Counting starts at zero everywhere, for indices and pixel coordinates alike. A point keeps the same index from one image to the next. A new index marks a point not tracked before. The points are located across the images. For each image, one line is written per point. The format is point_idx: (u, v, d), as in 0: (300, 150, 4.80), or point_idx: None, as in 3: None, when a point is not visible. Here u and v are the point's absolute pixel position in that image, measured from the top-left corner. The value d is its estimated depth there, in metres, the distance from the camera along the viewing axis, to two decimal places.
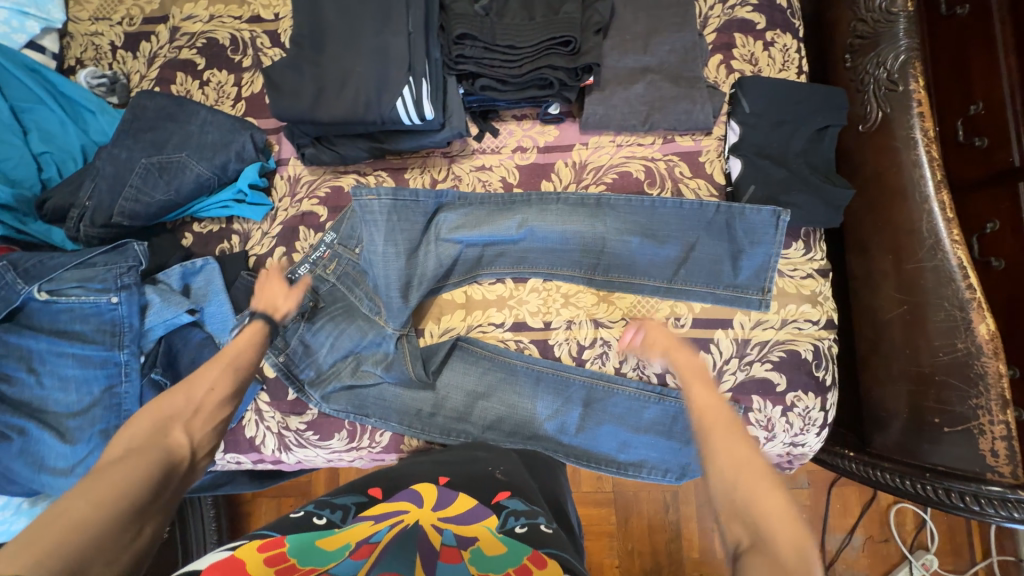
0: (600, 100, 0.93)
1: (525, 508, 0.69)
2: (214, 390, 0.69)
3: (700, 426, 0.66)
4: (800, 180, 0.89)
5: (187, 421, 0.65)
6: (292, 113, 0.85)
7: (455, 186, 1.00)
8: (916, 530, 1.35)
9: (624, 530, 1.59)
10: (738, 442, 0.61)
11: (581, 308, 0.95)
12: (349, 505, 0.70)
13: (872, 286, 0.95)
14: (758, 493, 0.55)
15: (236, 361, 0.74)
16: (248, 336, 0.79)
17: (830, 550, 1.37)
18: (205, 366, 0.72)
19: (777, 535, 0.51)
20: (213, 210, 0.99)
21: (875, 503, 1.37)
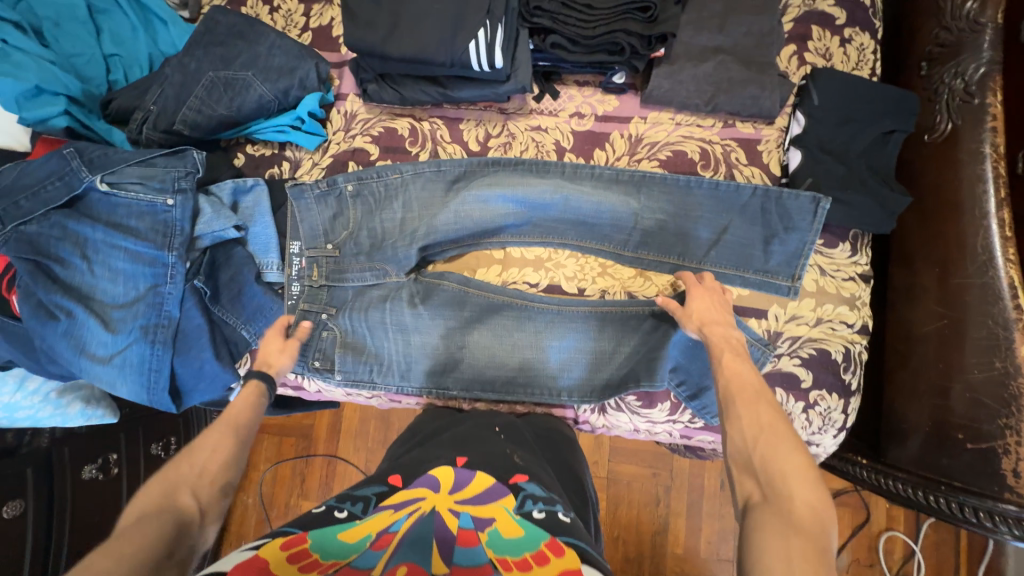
0: (668, 74, 0.93)
1: (544, 493, 0.66)
2: (215, 455, 0.63)
3: (726, 395, 0.67)
4: (858, 180, 0.88)
5: (186, 493, 0.58)
6: (363, 43, 0.86)
7: (508, 143, 1.00)
8: (903, 560, 1.35)
9: (611, 516, 1.61)
10: (759, 411, 0.63)
11: (617, 279, 0.95)
12: (371, 496, 0.66)
13: (912, 299, 0.94)
14: (777, 451, 0.58)
15: (234, 430, 0.68)
16: (246, 395, 0.75)
17: None
18: (206, 433, 0.66)
19: (793, 495, 0.54)
20: (269, 133, 1.00)
21: (868, 527, 1.37)
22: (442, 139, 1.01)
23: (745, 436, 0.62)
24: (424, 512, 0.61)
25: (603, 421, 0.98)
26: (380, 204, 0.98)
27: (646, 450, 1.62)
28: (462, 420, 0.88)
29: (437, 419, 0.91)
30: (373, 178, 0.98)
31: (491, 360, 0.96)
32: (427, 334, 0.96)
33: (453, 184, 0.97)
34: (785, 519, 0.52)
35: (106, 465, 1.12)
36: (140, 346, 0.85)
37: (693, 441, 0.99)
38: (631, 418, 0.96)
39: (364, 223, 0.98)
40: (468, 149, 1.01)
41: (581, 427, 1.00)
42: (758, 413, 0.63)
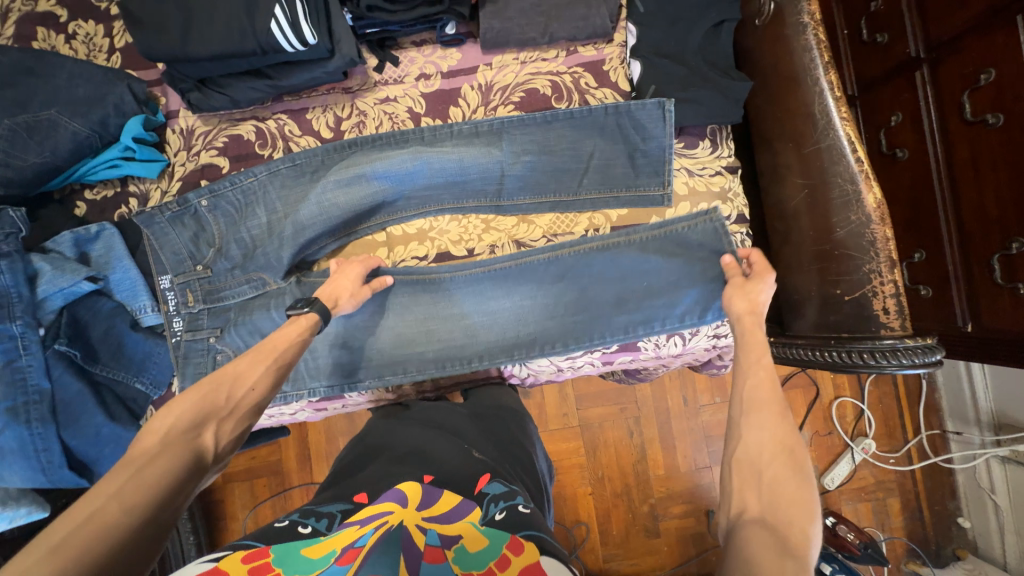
0: (495, 13, 0.90)
1: (506, 490, 0.64)
2: (254, 391, 0.65)
3: (746, 404, 0.66)
4: (700, 75, 0.90)
5: (223, 421, 0.60)
6: (161, 50, 0.79)
7: (362, 122, 0.97)
8: (855, 421, 1.46)
9: (593, 460, 1.66)
10: (780, 428, 0.62)
11: (502, 231, 0.95)
12: (337, 512, 0.60)
13: (779, 179, 0.99)
14: (784, 476, 0.57)
15: (282, 361, 0.69)
16: (302, 327, 0.75)
17: None
18: (250, 361, 0.66)
19: (791, 521, 0.52)
20: (102, 171, 0.92)
21: (818, 401, 1.47)
22: (292, 134, 0.96)
23: (751, 449, 0.61)
24: (391, 527, 0.56)
25: (527, 370, 0.99)
26: (242, 215, 0.93)
27: (608, 389, 1.67)
28: (409, 416, 0.84)
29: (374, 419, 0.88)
30: (228, 189, 0.92)
31: (404, 340, 0.95)
32: (331, 331, 0.93)
33: (314, 175, 0.93)
34: (777, 538, 0.51)
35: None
36: (14, 429, 0.78)
37: (617, 364, 1.01)
38: (551, 359, 0.97)
39: (231, 236, 0.93)
40: (321, 138, 0.96)
41: (509, 381, 1.01)
42: (773, 428, 0.62)
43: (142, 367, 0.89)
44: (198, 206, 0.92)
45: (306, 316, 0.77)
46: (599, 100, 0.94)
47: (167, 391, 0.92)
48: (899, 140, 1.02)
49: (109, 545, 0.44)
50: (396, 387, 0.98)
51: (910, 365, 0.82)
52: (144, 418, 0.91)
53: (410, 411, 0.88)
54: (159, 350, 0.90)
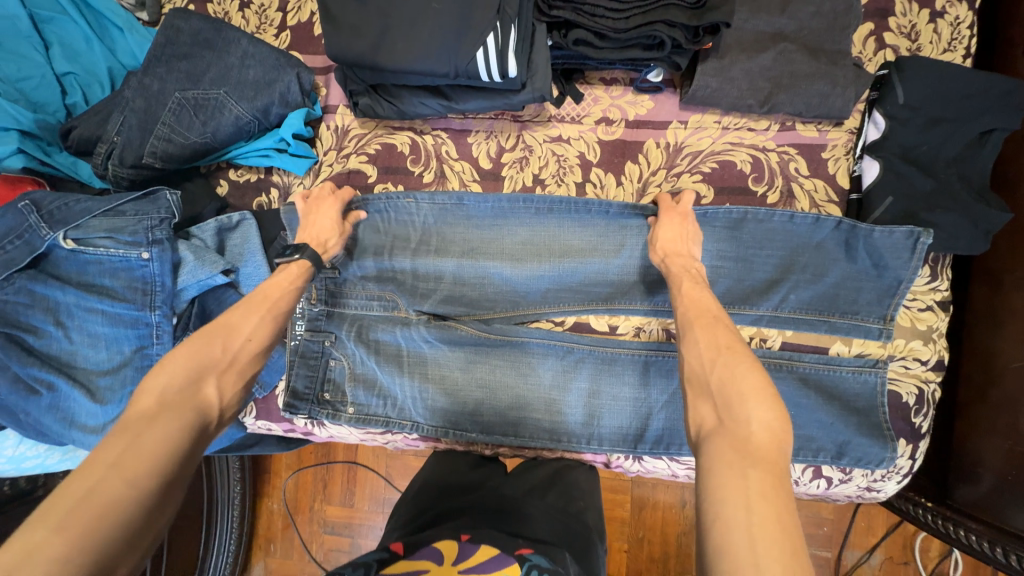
0: (716, 70, 0.76)
1: (550, 566, 0.59)
2: (250, 342, 0.62)
3: (684, 322, 0.61)
4: (951, 196, 0.73)
5: (223, 374, 0.58)
6: (347, 53, 0.72)
7: (525, 158, 0.87)
8: (938, 557, 1.32)
9: (637, 517, 1.48)
10: (719, 332, 0.57)
11: (655, 314, 0.84)
12: (371, 562, 0.56)
13: (996, 326, 0.82)
14: (744, 372, 0.51)
15: (277, 310, 0.67)
16: (293, 275, 0.72)
17: (846, 563, 1.34)
18: (243, 314, 0.64)
19: (750, 415, 0.48)
20: (252, 158, 0.88)
21: (903, 527, 1.34)
22: (448, 156, 0.88)
23: (698, 364, 0.55)
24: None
25: (638, 467, 0.89)
26: (391, 237, 0.87)
27: None
28: (464, 501, 0.74)
29: (434, 496, 0.76)
30: (380, 209, 0.87)
31: (514, 399, 0.87)
32: (447, 371, 0.88)
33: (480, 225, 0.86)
34: (740, 447, 0.46)
35: None
36: None
37: None
38: (670, 463, 0.87)
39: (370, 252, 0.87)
40: (478, 167, 0.88)
41: (614, 471, 0.91)
42: (718, 333, 0.57)
43: None
44: (351, 205, 0.86)
45: (296, 264, 0.74)
46: (831, 214, 0.78)
47: (270, 392, 0.92)
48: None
49: (125, 514, 0.44)
50: (492, 447, 0.90)
51: None
52: (244, 414, 0.93)
53: (475, 491, 0.77)
54: (277, 354, 0.90)
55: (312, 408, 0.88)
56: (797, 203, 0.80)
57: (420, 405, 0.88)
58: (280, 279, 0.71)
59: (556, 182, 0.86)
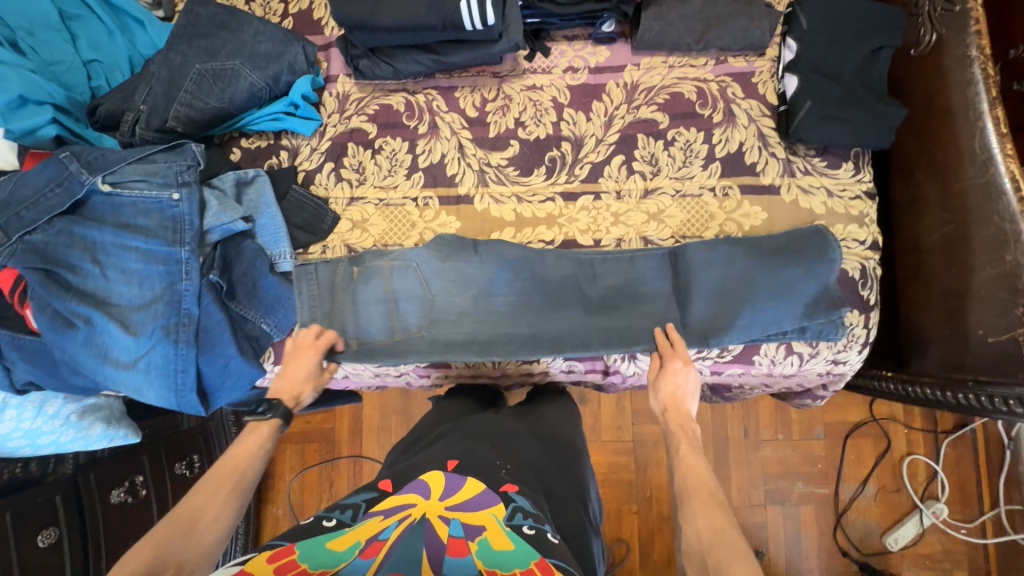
0: (657, 16, 0.93)
1: (532, 509, 0.66)
2: (216, 522, 0.66)
3: (684, 491, 0.72)
4: (856, 97, 0.90)
5: (180, 569, 0.60)
6: (352, 17, 0.87)
7: (506, 106, 1.00)
8: (927, 482, 1.52)
9: (643, 477, 1.53)
10: (710, 510, 0.68)
11: (631, 226, 0.96)
12: (360, 503, 0.67)
13: (916, 211, 0.98)
14: (733, 547, 0.62)
15: (241, 487, 0.72)
16: (259, 433, 0.79)
17: (844, 499, 1.54)
18: (208, 493, 0.69)
19: None
20: (263, 122, 0.98)
21: (889, 455, 1.54)
22: (439, 109, 1.01)
23: (696, 540, 0.65)
24: (414, 520, 0.61)
25: (634, 368, 0.98)
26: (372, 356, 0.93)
27: None
28: (462, 427, 0.84)
29: (437, 424, 0.91)
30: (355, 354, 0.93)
31: (518, 317, 0.94)
32: (453, 295, 0.94)
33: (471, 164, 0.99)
34: None
35: (133, 488, 1.19)
36: (164, 346, 0.82)
37: (726, 376, 0.99)
38: None
39: (373, 194, 1.00)
40: (466, 116, 1.01)
41: (613, 377, 1.00)
42: (710, 517, 0.67)
43: (269, 309, 0.92)
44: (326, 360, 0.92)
45: (266, 424, 0.80)
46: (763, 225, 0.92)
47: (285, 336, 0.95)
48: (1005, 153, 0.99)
49: None
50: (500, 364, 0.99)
51: None
52: (263, 358, 0.95)
53: (468, 417, 0.91)
54: (287, 296, 0.93)
55: (326, 341, 0.93)
56: (738, 120, 0.96)
57: (428, 331, 0.94)
58: (244, 442, 0.77)
59: (535, 123, 1.00)
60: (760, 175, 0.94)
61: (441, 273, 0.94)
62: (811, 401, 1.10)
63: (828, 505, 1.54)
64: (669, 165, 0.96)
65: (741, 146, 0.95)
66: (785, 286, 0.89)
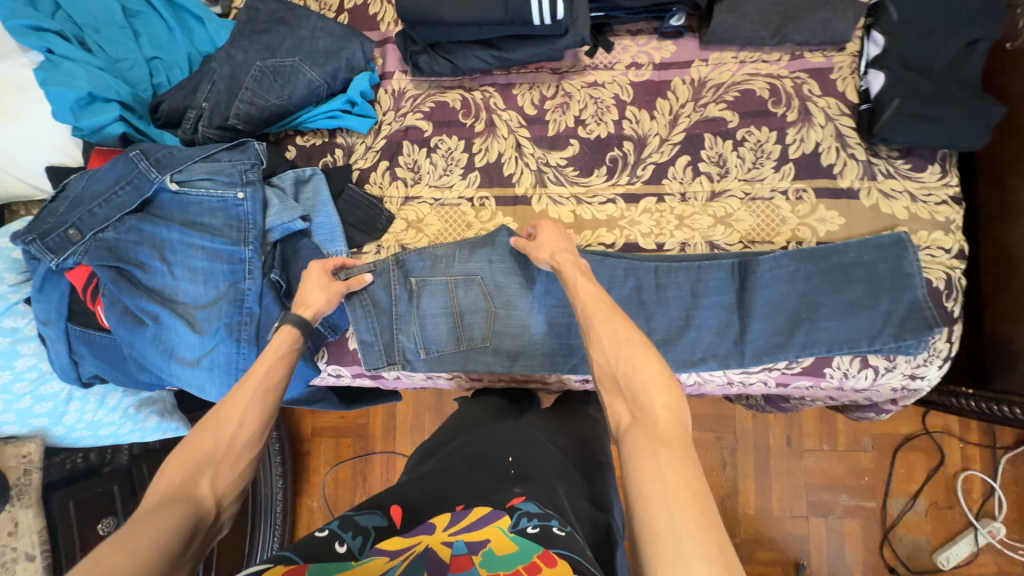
0: (730, 8, 0.88)
1: (540, 511, 0.62)
2: (243, 427, 0.64)
3: (586, 317, 0.69)
4: (948, 94, 0.83)
5: (218, 467, 0.60)
6: (417, 11, 0.85)
7: (566, 103, 0.97)
8: (982, 500, 1.44)
9: None
10: (612, 324, 0.65)
11: (697, 230, 0.92)
12: (371, 530, 0.61)
13: (1006, 218, 0.91)
14: (637, 358, 0.60)
15: (267, 387, 0.69)
16: (279, 342, 0.75)
17: (892, 513, 1.47)
18: (241, 393, 0.67)
19: (655, 403, 0.57)
20: (319, 120, 0.98)
21: (942, 470, 1.46)
22: (496, 107, 0.98)
23: (604, 362, 0.63)
24: (418, 553, 0.55)
25: (694, 378, 0.94)
26: (430, 362, 0.93)
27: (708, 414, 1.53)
28: (474, 445, 0.81)
29: (459, 431, 0.89)
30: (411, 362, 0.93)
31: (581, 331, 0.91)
32: (512, 301, 0.92)
33: (527, 163, 0.97)
34: (652, 435, 0.54)
35: None
36: (226, 346, 0.82)
37: (791, 388, 0.95)
38: (726, 370, 0.92)
39: (426, 193, 0.98)
40: (524, 114, 0.98)
41: None
42: (613, 327, 0.65)
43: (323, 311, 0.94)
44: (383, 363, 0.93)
45: (282, 332, 0.76)
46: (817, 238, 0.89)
47: (341, 335, 0.98)
48: None
49: None
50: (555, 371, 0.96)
51: None
52: (318, 357, 0.99)
53: (487, 426, 0.89)
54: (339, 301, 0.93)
55: (383, 350, 0.93)
56: (814, 119, 0.90)
57: (488, 342, 0.92)
58: (274, 344, 0.75)
59: (596, 121, 0.96)
60: (837, 178, 0.89)
61: (502, 283, 0.92)
62: (874, 415, 1.05)
63: (876, 520, 1.47)
64: (738, 166, 0.92)
65: (817, 146, 0.90)
66: (853, 308, 0.86)
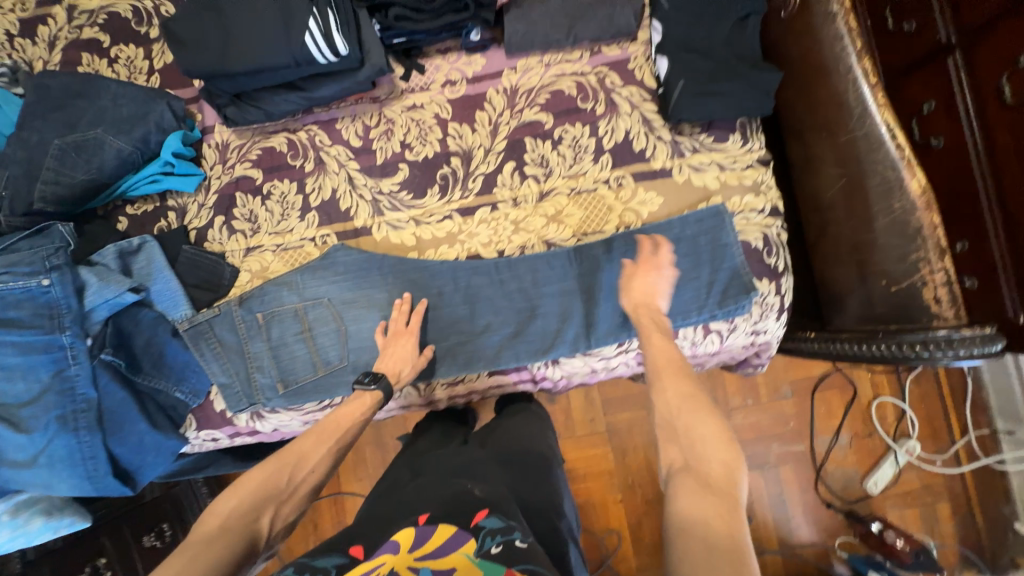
0: (520, 17, 0.92)
1: (502, 524, 0.64)
2: (313, 474, 0.77)
3: (652, 372, 0.77)
4: (728, 68, 0.89)
5: (281, 505, 0.72)
6: (202, 66, 0.84)
7: (390, 130, 0.98)
8: (897, 421, 1.47)
9: (623, 465, 1.54)
10: (676, 383, 0.73)
11: (532, 232, 0.94)
12: (331, 568, 0.59)
13: (813, 169, 0.97)
14: (691, 422, 0.68)
15: (339, 441, 0.82)
16: (366, 403, 0.85)
17: (821, 451, 1.48)
18: (311, 443, 0.80)
19: (713, 459, 0.64)
20: (142, 186, 0.95)
21: (857, 401, 1.49)
22: (322, 144, 0.99)
23: (665, 409, 0.71)
24: None
25: (560, 372, 0.97)
26: (293, 395, 0.93)
27: (636, 393, 1.55)
28: (425, 470, 0.83)
29: (402, 463, 0.90)
30: (273, 401, 0.94)
31: (436, 336, 0.95)
32: (368, 330, 0.94)
33: (363, 194, 0.97)
34: (703, 482, 0.61)
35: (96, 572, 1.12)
36: (62, 438, 0.82)
37: None
38: (585, 360, 0.95)
39: (267, 241, 0.97)
40: (351, 147, 0.98)
41: (542, 384, 0.99)
42: (678, 389, 0.73)
43: (182, 376, 0.92)
44: (249, 404, 0.94)
45: (371, 393, 0.86)
46: (636, 218, 0.93)
47: (206, 399, 0.95)
48: (923, 92, 1.00)
49: None
50: (428, 391, 0.97)
51: (967, 356, 0.78)
52: (185, 427, 0.95)
53: (427, 455, 0.89)
54: (185, 358, 0.93)
55: (247, 394, 0.94)
56: (621, 109, 0.94)
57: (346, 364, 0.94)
58: (348, 408, 0.85)
59: (421, 143, 0.98)
60: (651, 161, 0.93)
61: (355, 311, 0.95)
62: (753, 371, 1.08)
63: (807, 460, 1.48)
64: (560, 164, 0.95)
65: (628, 134, 0.94)
66: (680, 280, 0.92)
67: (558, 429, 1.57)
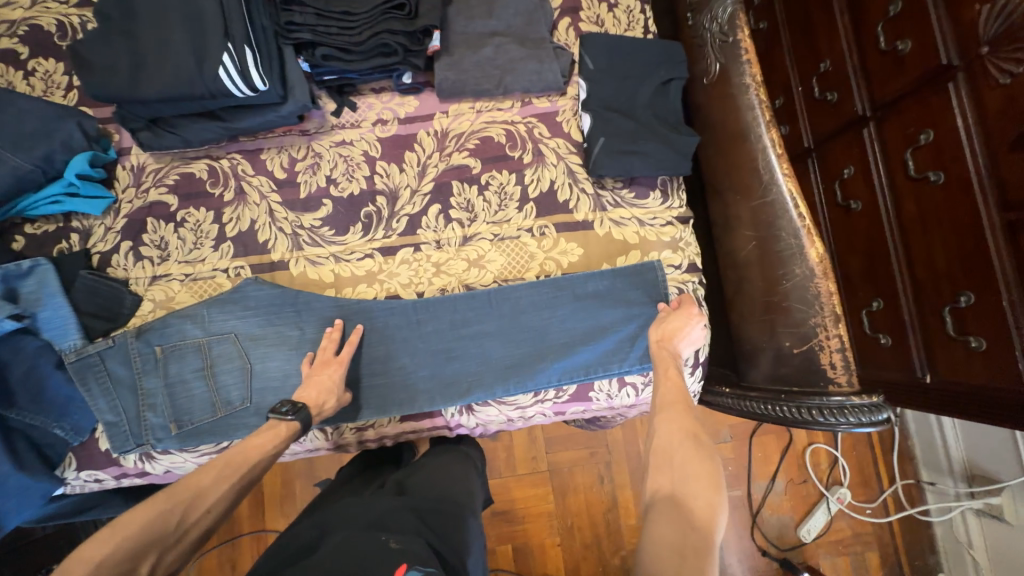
0: (450, 65, 0.94)
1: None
2: (208, 515, 0.64)
3: (659, 403, 0.76)
4: (647, 130, 0.93)
5: (168, 549, 0.59)
6: (110, 92, 0.82)
7: (316, 164, 0.97)
8: (829, 468, 1.47)
9: (562, 507, 1.49)
10: (683, 417, 0.72)
11: (453, 275, 0.94)
12: None
13: (730, 230, 1.00)
14: (690, 459, 0.65)
15: (243, 475, 0.70)
16: (282, 432, 0.77)
17: (757, 496, 1.45)
18: (212, 477, 0.67)
19: (701, 498, 0.61)
20: (43, 207, 0.90)
21: (792, 448, 1.48)
22: (245, 173, 0.96)
23: (662, 440, 0.69)
24: None
25: (474, 420, 0.95)
26: (187, 436, 0.88)
27: (578, 432, 1.52)
28: (327, 520, 0.69)
29: (299, 520, 0.76)
30: (164, 442, 0.88)
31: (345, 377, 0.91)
32: (276, 368, 0.90)
33: (283, 227, 0.95)
34: (684, 519, 0.59)
35: None
36: None
37: (570, 415, 0.98)
38: (500, 408, 0.94)
39: (176, 269, 0.93)
40: (274, 178, 0.96)
41: (457, 431, 0.97)
42: (680, 422, 0.71)
43: (63, 412, 0.86)
44: (137, 445, 0.87)
45: (286, 424, 0.78)
46: (555, 267, 0.94)
47: (90, 437, 0.88)
48: (845, 158, 1.03)
49: None
50: (336, 435, 0.93)
51: (861, 424, 0.82)
52: (64, 467, 0.88)
53: (323, 511, 0.74)
54: (70, 392, 0.86)
55: (135, 435, 0.87)
56: (547, 159, 0.96)
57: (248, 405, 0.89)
58: (264, 437, 0.75)
59: (347, 179, 0.97)
60: (573, 212, 0.95)
61: (263, 348, 0.91)
62: None
63: (743, 506, 1.45)
64: (485, 210, 0.95)
65: (553, 184, 0.96)
66: (594, 332, 0.92)
67: (499, 466, 1.51)
